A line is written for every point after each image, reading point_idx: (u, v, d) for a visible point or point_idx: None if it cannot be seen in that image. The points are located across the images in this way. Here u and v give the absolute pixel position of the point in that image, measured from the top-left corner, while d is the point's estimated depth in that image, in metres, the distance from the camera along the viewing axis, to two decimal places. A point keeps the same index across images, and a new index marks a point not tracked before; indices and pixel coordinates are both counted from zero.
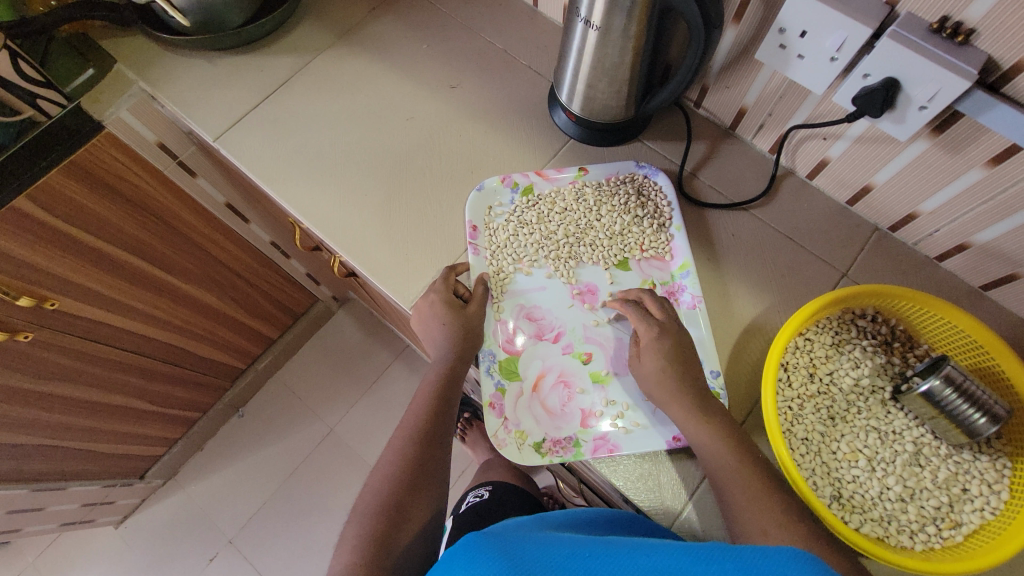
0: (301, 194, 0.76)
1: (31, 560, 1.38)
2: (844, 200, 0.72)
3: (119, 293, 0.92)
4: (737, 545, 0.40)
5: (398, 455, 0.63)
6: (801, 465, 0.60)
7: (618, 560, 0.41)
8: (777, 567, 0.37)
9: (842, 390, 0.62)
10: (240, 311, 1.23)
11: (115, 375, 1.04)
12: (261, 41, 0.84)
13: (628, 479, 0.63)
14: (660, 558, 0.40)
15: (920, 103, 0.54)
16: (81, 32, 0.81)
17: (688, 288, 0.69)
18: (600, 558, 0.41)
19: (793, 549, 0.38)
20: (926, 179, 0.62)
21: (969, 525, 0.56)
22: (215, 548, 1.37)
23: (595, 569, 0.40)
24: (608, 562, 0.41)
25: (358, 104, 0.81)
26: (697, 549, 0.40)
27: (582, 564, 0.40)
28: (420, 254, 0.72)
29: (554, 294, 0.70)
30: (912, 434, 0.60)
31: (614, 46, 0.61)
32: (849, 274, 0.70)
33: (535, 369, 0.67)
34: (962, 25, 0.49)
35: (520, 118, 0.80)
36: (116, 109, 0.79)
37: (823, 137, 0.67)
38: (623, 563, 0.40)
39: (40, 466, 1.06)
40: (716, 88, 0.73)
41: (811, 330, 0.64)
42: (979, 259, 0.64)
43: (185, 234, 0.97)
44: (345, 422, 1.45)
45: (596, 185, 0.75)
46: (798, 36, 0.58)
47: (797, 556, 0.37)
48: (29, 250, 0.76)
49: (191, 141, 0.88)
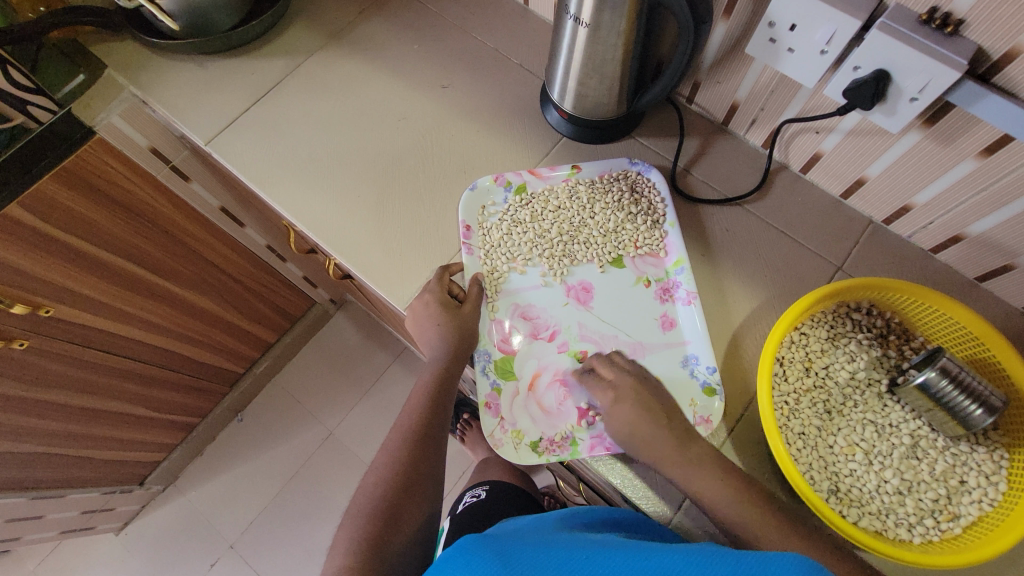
0: (293, 196, 0.76)
1: (32, 568, 1.38)
2: (838, 194, 0.72)
3: (114, 299, 0.92)
4: (738, 552, 0.40)
5: (393, 457, 0.63)
6: (799, 459, 0.59)
7: (614, 562, 0.41)
8: (775, 569, 0.37)
9: (838, 383, 0.62)
10: (236, 315, 1.23)
11: (111, 382, 1.03)
12: (252, 43, 0.84)
13: (625, 477, 0.63)
14: (658, 560, 0.41)
15: (911, 94, 0.53)
16: (70, 37, 0.80)
17: (683, 284, 0.69)
18: (596, 561, 0.41)
19: (789, 552, 0.38)
20: (919, 171, 0.62)
21: (967, 517, 0.56)
22: (216, 553, 1.36)
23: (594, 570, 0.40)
24: (604, 566, 0.41)
25: (350, 105, 0.81)
26: (695, 555, 0.41)
27: (578, 565, 0.41)
28: (414, 254, 0.72)
29: (548, 293, 0.70)
30: (909, 427, 0.60)
31: (602, 42, 0.61)
32: (844, 268, 0.70)
33: (531, 368, 0.67)
34: (951, 16, 0.49)
35: (512, 116, 0.79)
36: (107, 114, 0.78)
37: (815, 130, 0.67)
38: (619, 565, 0.41)
39: (39, 473, 1.06)
40: (707, 83, 0.73)
41: (806, 324, 0.64)
42: (973, 250, 0.64)
43: (179, 238, 0.96)
44: (344, 425, 1.45)
45: (589, 182, 0.74)
46: (788, 29, 0.58)
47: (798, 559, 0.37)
48: (24, 258, 0.76)
49: (183, 146, 0.88)
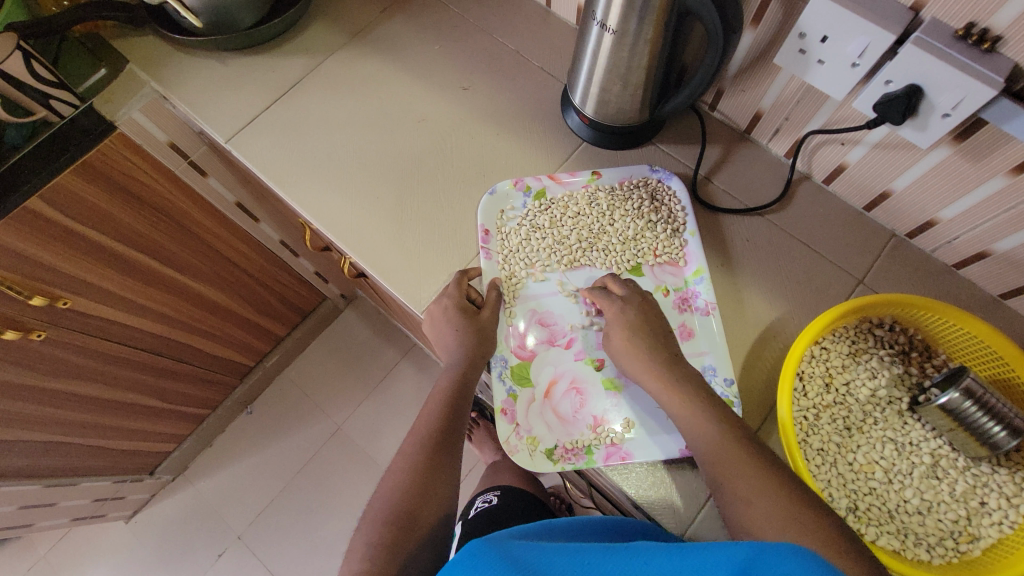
0: (312, 197, 0.76)
1: (42, 554, 1.39)
2: (861, 206, 0.71)
3: (130, 291, 0.93)
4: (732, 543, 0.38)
5: (409, 461, 0.63)
6: (818, 475, 0.59)
7: (622, 561, 0.40)
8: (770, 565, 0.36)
9: (859, 400, 0.62)
10: (249, 308, 1.23)
11: (126, 372, 1.04)
12: (272, 41, 0.84)
13: (640, 487, 0.62)
14: (660, 561, 0.40)
15: (943, 110, 0.53)
16: (92, 31, 0.81)
17: (702, 294, 0.68)
18: (603, 558, 0.41)
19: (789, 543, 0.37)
20: (946, 187, 0.61)
21: (987, 539, 0.56)
22: (224, 544, 1.37)
23: (601, 566, 0.40)
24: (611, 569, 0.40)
25: (370, 106, 0.80)
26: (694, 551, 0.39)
27: (586, 569, 0.40)
28: (432, 257, 0.72)
29: (566, 300, 0.70)
30: (929, 446, 0.59)
31: (628, 49, 0.61)
32: (865, 281, 0.69)
33: (547, 374, 0.66)
34: (988, 32, 0.48)
35: (533, 120, 0.79)
36: (128, 109, 0.78)
37: (841, 143, 0.66)
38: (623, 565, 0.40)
39: (52, 461, 1.07)
40: (731, 91, 0.73)
41: (827, 339, 0.64)
42: (998, 268, 0.63)
43: (196, 232, 0.96)
44: (353, 420, 1.46)
45: (609, 189, 0.74)
46: (819, 41, 0.57)
47: (798, 553, 0.36)
48: (44, 250, 0.76)
49: (202, 141, 0.88)
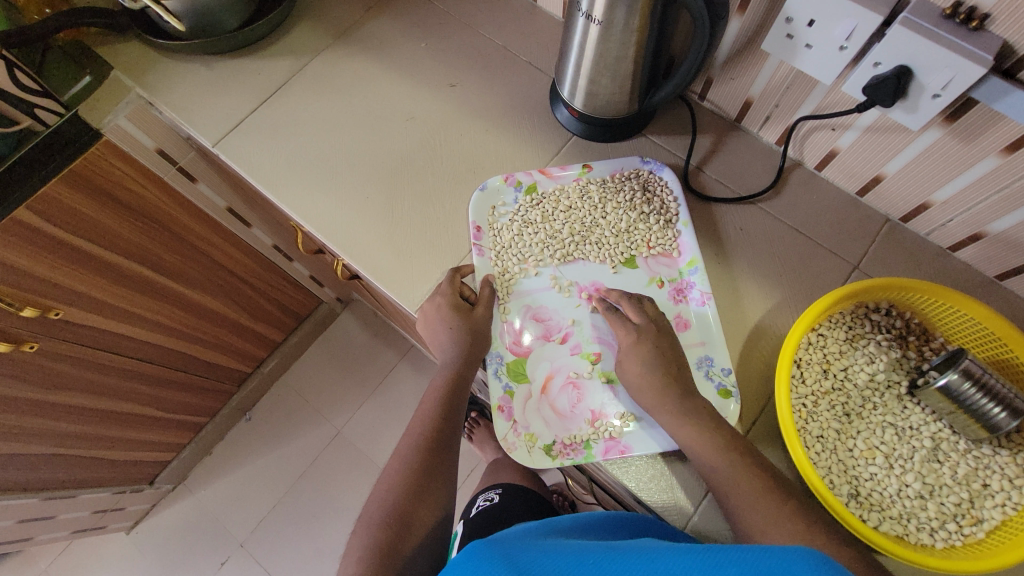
0: (302, 199, 0.75)
1: (43, 568, 1.38)
2: (855, 191, 0.71)
3: (123, 300, 0.92)
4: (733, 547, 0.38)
5: (406, 462, 0.63)
6: (818, 463, 0.59)
7: (623, 564, 0.39)
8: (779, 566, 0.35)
9: (857, 385, 0.61)
10: (243, 314, 1.22)
11: (121, 383, 1.03)
12: (257, 43, 0.83)
13: (640, 480, 0.62)
14: (663, 563, 0.39)
15: (933, 91, 0.52)
16: (76, 39, 0.80)
17: (697, 285, 0.68)
18: (603, 563, 0.40)
19: (800, 546, 0.36)
20: (938, 169, 0.61)
21: (990, 521, 0.55)
22: (226, 552, 1.37)
23: (600, 569, 0.39)
24: (614, 570, 0.39)
25: (357, 107, 0.80)
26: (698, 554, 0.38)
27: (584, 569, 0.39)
28: (424, 255, 0.71)
29: (560, 294, 0.69)
30: (929, 430, 0.59)
31: (615, 39, 0.60)
32: (861, 267, 0.69)
33: (543, 370, 0.66)
34: (976, 10, 0.48)
35: (523, 115, 0.78)
36: (114, 117, 0.78)
37: (832, 127, 0.66)
38: (624, 566, 0.39)
39: (50, 474, 1.06)
40: (721, 80, 0.72)
41: (824, 326, 0.63)
42: (994, 249, 0.63)
43: (187, 239, 0.95)
44: (352, 423, 1.45)
45: (601, 181, 0.73)
46: (806, 25, 0.56)
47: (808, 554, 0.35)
48: (33, 260, 0.75)
49: (190, 147, 0.87)
